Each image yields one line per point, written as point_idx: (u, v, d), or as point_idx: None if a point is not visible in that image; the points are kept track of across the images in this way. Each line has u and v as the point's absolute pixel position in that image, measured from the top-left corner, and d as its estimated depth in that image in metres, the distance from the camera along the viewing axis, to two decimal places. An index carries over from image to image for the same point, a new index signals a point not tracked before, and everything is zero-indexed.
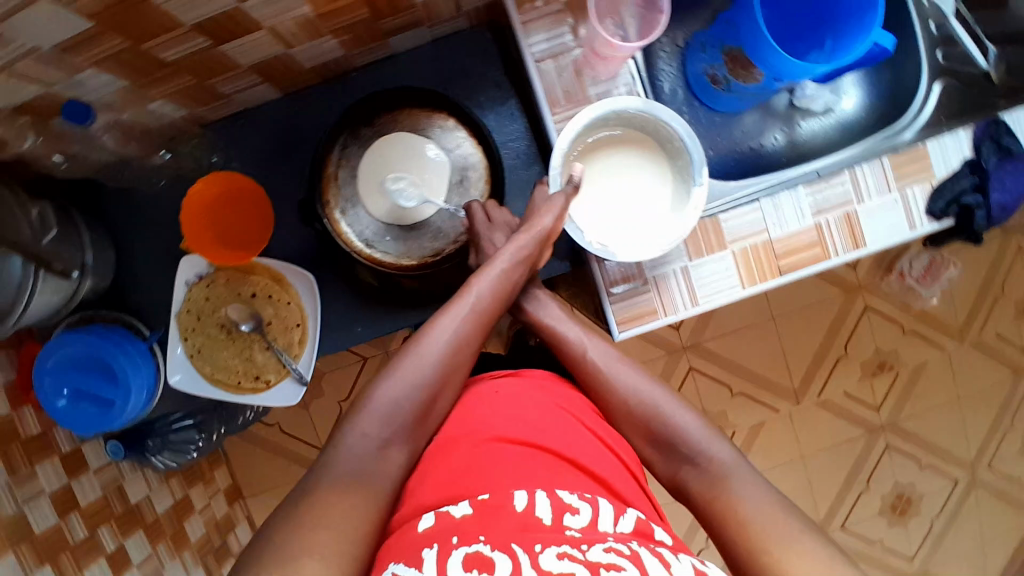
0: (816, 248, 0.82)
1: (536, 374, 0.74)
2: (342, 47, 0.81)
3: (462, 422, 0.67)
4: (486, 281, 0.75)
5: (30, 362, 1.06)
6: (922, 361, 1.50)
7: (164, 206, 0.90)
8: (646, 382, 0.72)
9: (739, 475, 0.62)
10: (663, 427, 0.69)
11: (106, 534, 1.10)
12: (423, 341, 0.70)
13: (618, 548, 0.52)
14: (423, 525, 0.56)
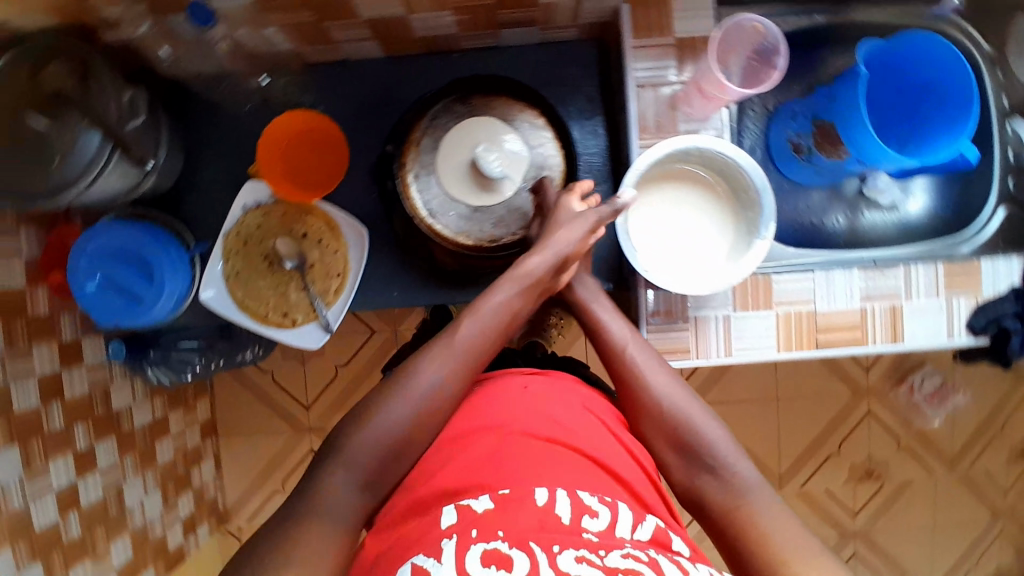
0: (855, 332, 0.84)
1: (560, 377, 0.75)
2: (458, 26, 0.83)
3: (489, 408, 0.67)
4: (480, 319, 0.70)
5: (59, 245, 1.07)
6: (909, 479, 1.50)
7: (243, 128, 0.91)
8: (678, 389, 0.72)
9: (761, 496, 0.64)
10: (691, 436, 0.68)
11: (80, 431, 1.10)
12: (406, 390, 0.65)
13: (635, 554, 0.54)
14: (444, 521, 0.56)
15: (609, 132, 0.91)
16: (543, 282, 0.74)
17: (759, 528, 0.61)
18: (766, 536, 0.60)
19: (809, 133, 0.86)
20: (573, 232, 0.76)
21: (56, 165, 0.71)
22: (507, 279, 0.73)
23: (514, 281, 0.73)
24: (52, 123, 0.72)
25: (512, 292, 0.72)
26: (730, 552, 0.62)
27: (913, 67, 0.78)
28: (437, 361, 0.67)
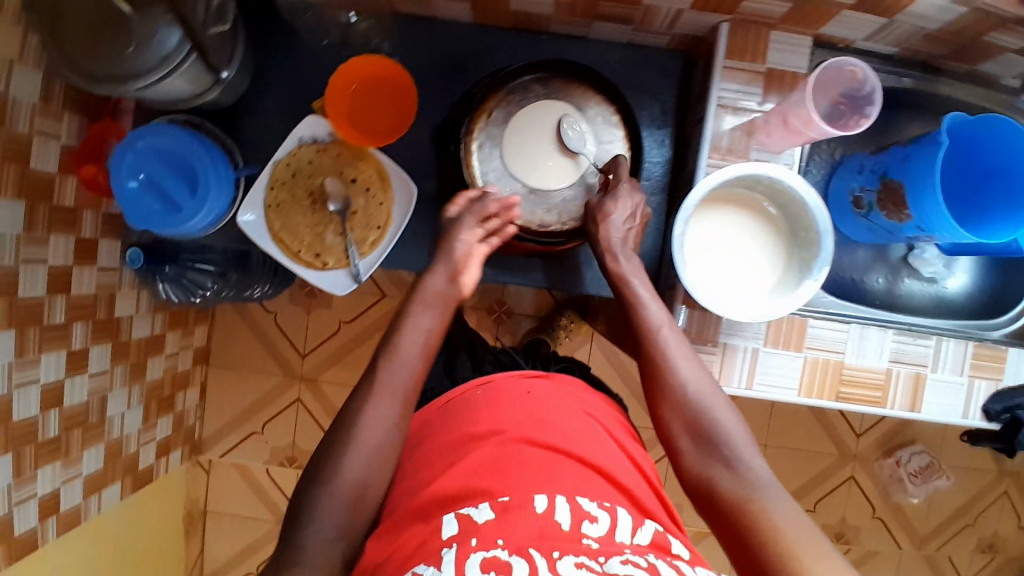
0: (877, 392, 0.84)
1: (561, 381, 0.78)
2: (554, 8, 0.82)
3: (492, 414, 0.69)
4: (399, 363, 0.69)
5: (98, 138, 1.04)
6: (876, 550, 1.51)
7: (316, 62, 0.90)
8: (702, 377, 0.71)
9: (776, 494, 0.62)
10: (709, 424, 0.68)
11: (78, 331, 1.07)
12: (378, 400, 0.67)
13: (635, 560, 0.55)
14: (445, 530, 0.57)
15: (673, 145, 0.91)
16: (446, 293, 0.74)
17: (771, 525, 0.60)
18: (778, 531, 0.59)
19: (874, 189, 0.85)
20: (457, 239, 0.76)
21: (128, 52, 0.71)
22: (412, 306, 0.73)
23: (420, 305, 0.73)
24: (134, 9, 0.70)
25: (423, 317, 0.72)
26: (741, 545, 0.61)
27: (987, 150, 0.77)
28: (381, 402, 0.67)
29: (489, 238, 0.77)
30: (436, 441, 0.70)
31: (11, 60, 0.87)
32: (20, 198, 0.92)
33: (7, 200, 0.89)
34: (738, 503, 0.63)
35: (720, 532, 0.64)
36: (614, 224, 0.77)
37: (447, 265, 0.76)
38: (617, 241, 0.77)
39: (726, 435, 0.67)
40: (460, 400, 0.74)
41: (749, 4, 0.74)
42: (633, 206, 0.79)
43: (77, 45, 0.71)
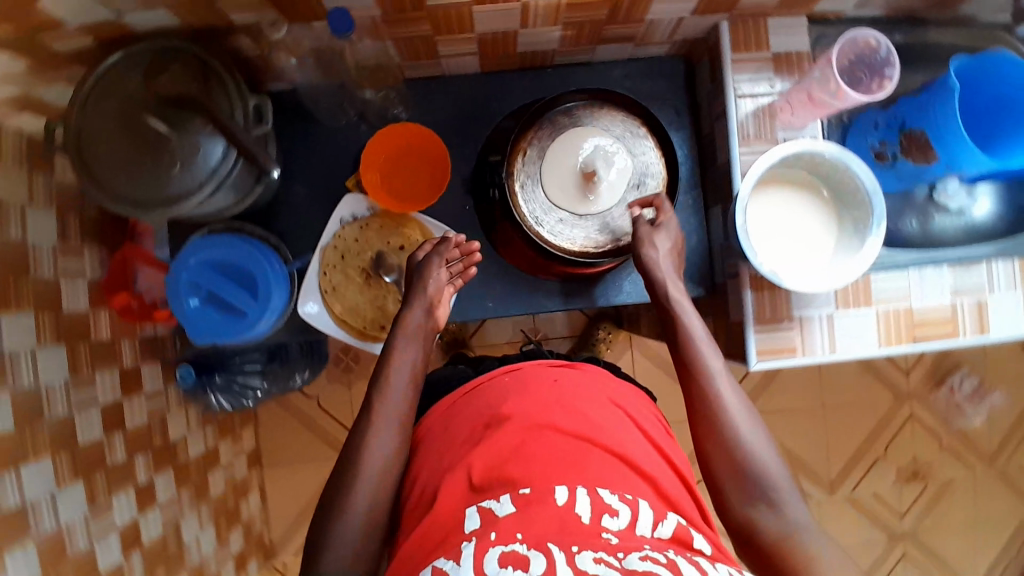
0: (948, 326, 0.88)
1: (590, 370, 0.80)
2: (560, 41, 0.86)
3: (522, 402, 0.72)
4: (392, 396, 0.75)
5: (123, 267, 1.02)
6: (952, 478, 1.55)
7: (337, 142, 0.92)
8: (753, 420, 0.72)
9: (815, 539, 0.66)
10: (754, 466, 0.69)
11: (140, 464, 1.03)
12: (386, 426, 0.73)
13: (653, 556, 0.55)
14: (468, 525, 0.61)
15: (693, 144, 0.93)
16: (426, 325, 0.83)
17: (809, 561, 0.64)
18: (814, 564, 0.64)
19: (895, 140, 0.89)
20: (429, 277, 0.83)
21: (175, 171, 0.71)
22: (396, 338, 0.80)
23: (406, 338, 0.80)
24: (172, 128, 0.71)
25: (409, 349, 0.79)
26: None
27: (984, 87, 0.83)
28: (381, 432, 0.73)
29: (454, 279, 0.87)
30: (460, 431, 0.73)
31: (24, 203, 0.83)
32: (61, 342, 0.88)
33: (49, 348, 0.86)
34: (780, 541, 0.66)
35: (756, 564, 0.68)
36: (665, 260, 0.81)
37: (422, 300, 0.83)
38: (674, 275, 0.81)
39: (770, 479, 0.69)
40: (488, 386, 0.77)
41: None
42: (672, 238, 0.83)
43: (116, 175, 0.71)
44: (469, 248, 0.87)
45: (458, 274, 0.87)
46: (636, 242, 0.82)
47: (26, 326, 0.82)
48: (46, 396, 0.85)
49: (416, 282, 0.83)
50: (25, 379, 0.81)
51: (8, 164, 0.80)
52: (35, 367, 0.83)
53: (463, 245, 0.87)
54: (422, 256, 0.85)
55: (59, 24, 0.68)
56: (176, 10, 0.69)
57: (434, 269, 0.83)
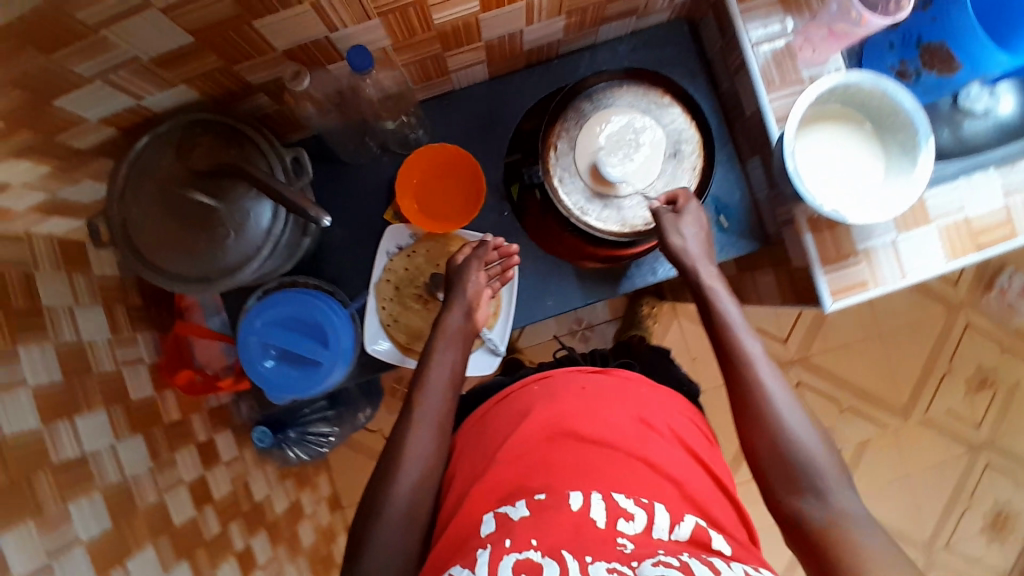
0: (1006, 228, 0.86)
1: (626, 378, 0.80)
2: (564, 31, 0.85)
3: (554, 412, 0.73)
4: (431, 395, 0.76)
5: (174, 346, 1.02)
6: (1020, 378, 1.54)
7: (365, 177, 0.92)
8: (797, 409, 0.70)
9: (869, 532, 0.61)
10: (797, 458, 0.67)
11: (235, 532, 1.03)
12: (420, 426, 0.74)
13: (667, 561, 0.56)
14: (484, 529, 0.62)
15: (716, 101, 0.94)
16: (465, 328, 0.83)
17: (859, 553, 0.60)
18: (861, 560, 0.59)
19: (916, 57, 0.88)
20: (468, 279, 0.83)
21: (230, 242, 0.72)
22: (437, 343, 0.81)
23: (444, 341, 0.81)
24: (218, 199, 0.72)
25: (448, 352, 0.80)
26: (826, 572, 0.61)
27: None
28: (421, 431, 0.73)
29: (492, 280, 0.86)
30: (490, 441, 0.74)
31: (71, 303, 0.82)
32: (137, 432, 0.89)
33: (127, 440, 0.86)
34: (826, 533, 0.63)
35: (803, 557, 0.64)
36: (692, 242, 0.79)
37: (461, 302, 0.83)
38: (701, 256, 0.80)
39: (816, 467, 0.66)
40: (517, 395, 0.78)
41: None
42: (696, 221, 0.80)
43: (174, 257, 0.71)
44: (507, 249, 0.87)
45: (499, 275, 0.86)
46: (658, 230, 0.81)
47: (100, 423, 0.82)
48: (135, 486, 0.85)
49: (455, 284, 0.83)
50: (112, 474, 0.81)
51: (48, 272, 0.79)
52: (118, 461, 0.83)
53: (501, 247, 0.87)
54: (462, 259, 0.85)
55: (78, 120, 0.68)
56: (194, 82, 0.70)
57: (472, 273, 0.83)
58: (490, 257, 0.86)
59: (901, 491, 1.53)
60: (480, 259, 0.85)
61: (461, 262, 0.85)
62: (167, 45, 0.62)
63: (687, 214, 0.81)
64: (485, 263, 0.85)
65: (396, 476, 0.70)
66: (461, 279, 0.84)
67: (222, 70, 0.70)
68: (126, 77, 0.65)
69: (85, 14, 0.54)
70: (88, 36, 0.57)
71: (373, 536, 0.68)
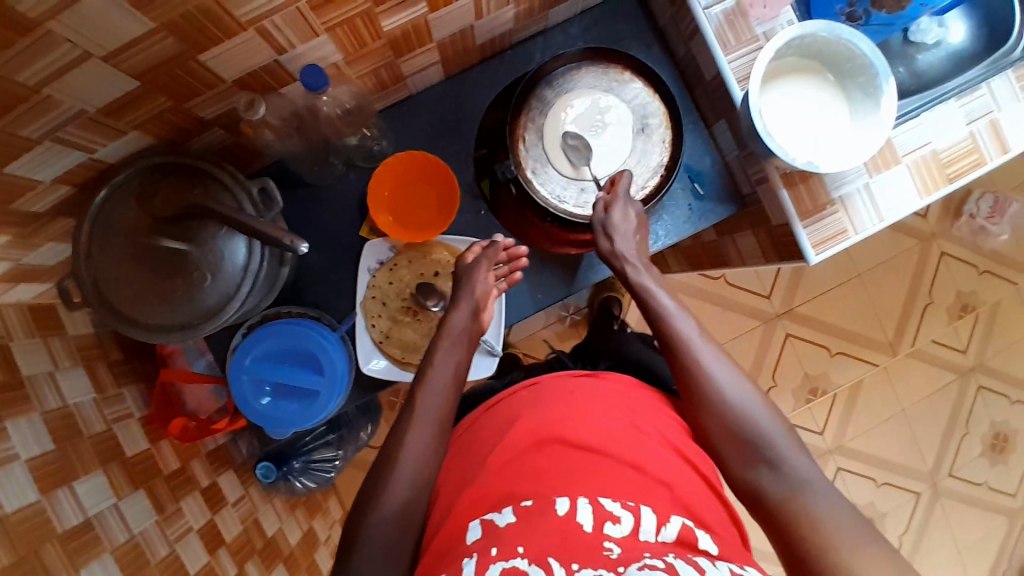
0: (974, 155, 0.88)
1: (617, 379, 0.80)
2: (514, 20, 0.84)
3: (535, 416, 0.74)
4: (430, 393, 0.76)
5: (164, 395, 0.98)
6: (998, 299, 1.58)
7: (335, 196, 0.90)
8: (741, 383, 0.73)
9: (823, 497, 0.64)
10: (749, 431, 0.70)
11: (253, 571, 1.01)
12: (415, 427, 0.73)
13: (653, 564, 0.55)
14: (471, 537, 0.62)
15: (674, 70, 0.93)
16: (470, 328, 0.82)
17: (817, 523, 0.62)
18: (819, 529, 0.62)
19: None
20: (476, 279, 0.83)
21: (207, 284, 0.70)
22: (440, 344, 0.80)
23: (449, 342, 0.80)
24: (189, 243, 0.70)
25: (453, 353, 0.79)
26: (789, 546, 0.63)
27: None
28: (421, 430, 0.73)
29: (499, 281, 0.86)
30: (477, 451, 0.74)
31: (52, 369, 0.79)
32: (138, 488, 0.86)
33: (130, 498, 0.84)
34: (784, 504, 0.65)
35: (767, 532, 0.67)
36: (623, 242, 0.79)
37: (467, 302, 0.83)
38: (636, 257, 0.80)
39: (765, 437, 0.69)
40: (507, 402, 0.78)
41: None
42: (632, 219, 0.80)
43: (151, 304, 0.69)
44: (516, 251, 0.86)
45: (505, 278, 0.85)
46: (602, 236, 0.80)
47: (100, 484, 0.80)
48: (144, 542, 0.82)
49: (463, 282, 0.83)
50: (120, 534, 0.79)
51: (23, 340, 0.76)
52: (124, 520, 0.81)
53: (510, 248, 0.86)
54: (470, 259, 0.84)
55: (33, 182, 0.64)
56: (146, 126, 0.68)
57: (479, 273, 0.83)
58: (495, 259, 0.85)
59: (899, 425, 1.57)
60: (489, 258, 0.84)
61: (467, 264, 0.84)
62: (112, 91, 0.59)
63: (618, 207, 0.80)
64: (493, 261, 0.85)
65: (414, 490, 0.69)
66: (467, 280, 0.84)
67: (173, 109, 0.67)
68: (75, 131, 0.62)
69: (25, 74, 0.52)
70: (31, 96, 0.54)
71: (400, 554, 0.67)
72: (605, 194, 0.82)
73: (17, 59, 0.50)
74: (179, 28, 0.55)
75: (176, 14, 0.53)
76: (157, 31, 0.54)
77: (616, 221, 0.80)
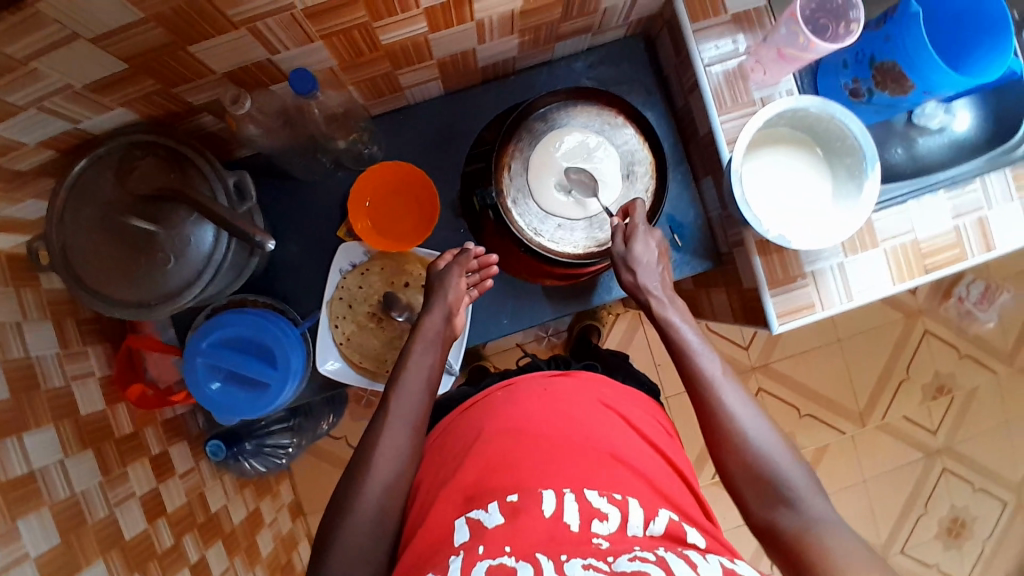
0: (955, 249, 0.88)
1: (582, 377, 0.81)
2: (519, 48, 0.84)
3: (518, 415, 0.74)
4: (405, 394, 0.75)
5: (127, 361, 0.99)
6: (976, 384, 1.57)
7: (320, 194, 0.91)
8: (761, 421, 0.72)
9: (834, 531, 0.63)
10: (765, 468, 0.68)
11: (190, 544, 1.00)
12: (393, 427, 0.73)
13: (643, 555, 0.55)
14: (457, 539, 0.61)
15: (671, 119, 0.94)
16: (444, 332, 0.82)
17: (824, 553, 0.60)
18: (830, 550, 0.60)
19: (868, 76, 0.85)
20: (448, 285, 0.82)
21: (170, 267, 0.71)
22: (414, 345, 0.80)
23: (423, 344, 0.80)
24: (158, 224, 0.70)
25: (426, 355, 0.79)
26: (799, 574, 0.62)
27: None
28: (393, 427, 0.73)
29: (471, 289, 0.86)
30: (457, 442, 0.75)
31: (19, 321, 0.80)
32: (87, 448, 0.86)
33: (76, 457, 0.84)
34: (799, 538, 0.63)
35: (780, 565, 0.65)
36: (647, 276, 0.79)
37: (440, 306, 0.82)
38: (660, 291, 0.80)
39: (786, 477, 0.67)
40: (483, 403, 0.79)
41: None
42: (653, 245, 0.80)
43: (115, 281, 0.70)
44: (487, 259, 0.86)
45: (477, 280, 0.86)
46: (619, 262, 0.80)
47: (48, 439, 0.80)
48: (84, 501, 0.82)
49: (435, 289, 0.82)
50: (60, 490, 0.79)
51: None
52: (67, 477, 0.81)
53: (482, 256, 0.86)
54: (444, 265, 0.84)
55: (19, 144, 0.65)
56: (133, 104, 0.69)
57: (454, 278, 0.82)
58: (468, 267, 0.85)
59: (858, 495, 1.56)
60: (461, 266, 0.84)
61: (444, 266, 0.85)
62: (103, 67, 0.60)
63: (636, 242, 0.80)
64: (466, 267, 0.84)
65: (351, 498, 0.69)
66: (445, 283, 0.82)
67: (161, 92, 0.68)
68: (62, 102, 0.63)
69: (14, 47, 0.53)
70: (19, 67, 0.55)
71: (327, 560, 0.67)
72: (618, 224, 0.80)
73: (6, 33, 0.51)
74: (169, 19, 0.56)
75: (167, 7, 0.54)
76: (148, 21, 0.55)
77: (638, 254, 0.79)
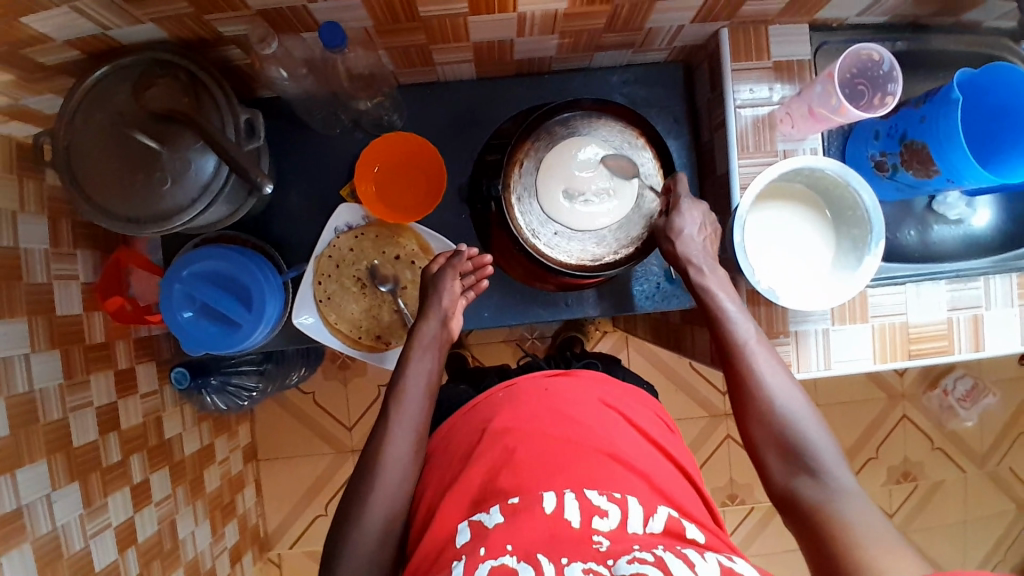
0: (944, 341, 0.87)
1: (584, 377, 0.80)
2: (557, 49, 0.84)
3: (513, 414, 0.73)
4: (412, 393, 0.76)
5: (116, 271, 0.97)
6: (942, 479, 1.56)
7: (333, 150, 0.91)
8: (792, 390, 0.71)
9: (855, 506, 0.63)
10: (789, 436, 0.69)
11: (136, 464, 1.00)
12: (396, 428, 0.73)
13: (642, 556, 0.54)
14: (460, 540, 0.61)
15: (692, 151, 0.93)
16: (440, 336, 0.81)
17: (848, 527, 0.61)
18: (850, 529, 0.61)
19: (896, 152, 0.83)
20: (441, 289, 0.81)
21: (166, 189, 0.70)
22: (411, 352, 0.79)
23: (420, 349, 0.79)
24: (163, 144, 0.70)
25: (424, 360, 0.78)
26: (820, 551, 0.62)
27: (995, 91, 0.77)
28: (398, 433, 0.73)
29: (465, 291, 0.84)
30: (460, 440, 0.74)
31: (14, 210, 0.80)
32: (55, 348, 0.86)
33: (43, 355, 0.83)
34: (817, 510, 0.65)
35: (801, 540, 0.65)
36: (689, 245, 0.79)
37: (435, 316, 0.81)
38: (699, 257, 0.78)
39: (811, 448, 0.68)
40: (485, 404, 0.77)
41: (748, 7, 0.76)
42: (700, 216, 0.80)
43: (110, 192, 0.70)
44: (480, 261, 0.85)
45: (476, 270, 0.85)
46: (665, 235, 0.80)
47: (19, 332, 0.80)
48: (41, 399, 0.83)
49: (427, 298, 0.81)
50: (19, 385, 0.79)
51: None
52: (29, 373, 0.81)
53: (476, 258, 0.85)
54: (435, 269, 0.83)
55: (45, 39, 0.66)
56: (162, 23, 0.68)
57: (445, 283, 0.81)
58: (465, 269, 0.84)
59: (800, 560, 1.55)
60: (454, 268, 0.83)
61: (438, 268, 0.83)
62: None
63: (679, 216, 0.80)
64: (460, 271, 0.83)
65: None
66: (450, 283, 0.81)
67: (193, 17, 0.68)
68: (93, 7, 0.63)
69: None
70: None
71: None
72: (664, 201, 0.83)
73: None
74: None
75: None
76: None
77: (684, 223, 0.80)
